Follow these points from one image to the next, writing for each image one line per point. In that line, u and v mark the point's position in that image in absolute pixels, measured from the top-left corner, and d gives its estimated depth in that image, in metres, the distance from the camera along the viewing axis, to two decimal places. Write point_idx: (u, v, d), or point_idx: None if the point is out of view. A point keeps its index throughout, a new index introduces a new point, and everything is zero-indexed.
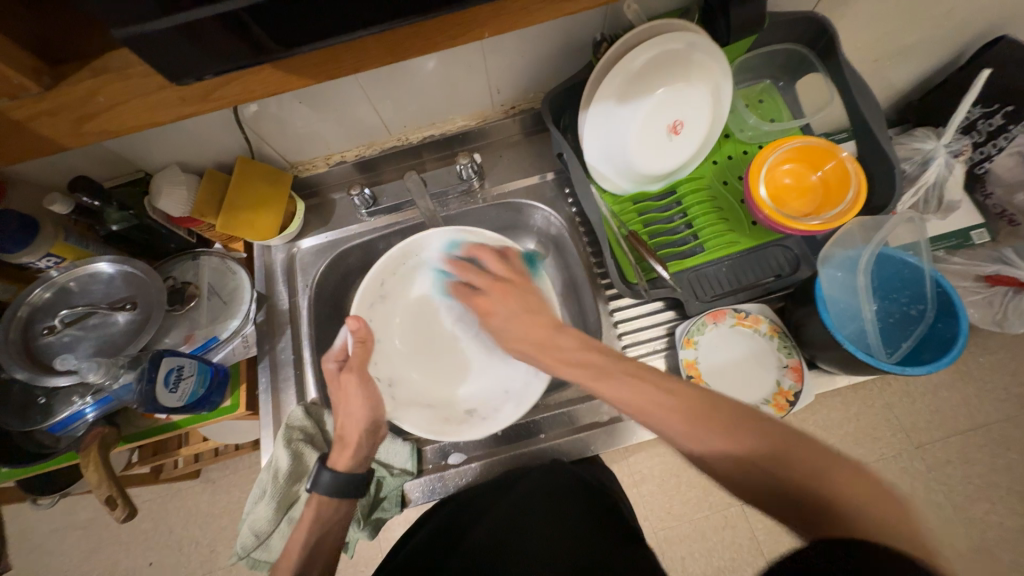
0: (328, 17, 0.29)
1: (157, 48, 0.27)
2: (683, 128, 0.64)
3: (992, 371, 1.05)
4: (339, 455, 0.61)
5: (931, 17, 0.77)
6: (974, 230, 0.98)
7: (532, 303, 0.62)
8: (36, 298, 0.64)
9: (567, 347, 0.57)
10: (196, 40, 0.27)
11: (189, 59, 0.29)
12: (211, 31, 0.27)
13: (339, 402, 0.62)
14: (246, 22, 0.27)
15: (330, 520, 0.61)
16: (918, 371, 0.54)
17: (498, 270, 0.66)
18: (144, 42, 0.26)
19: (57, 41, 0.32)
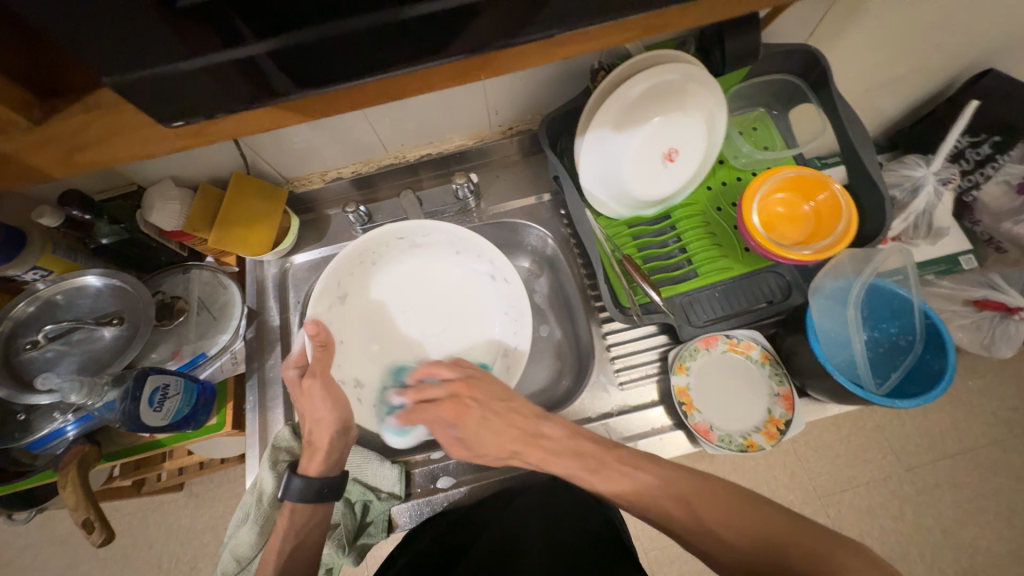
0: (328, 65, 0.28)
1: (161, 87, 0.26)
2: (678, 156, 0.65)
3: (980, 395, 1.06)
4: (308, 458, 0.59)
5: (920, 50, 0.79)
6: (961, 256, 1.00)
7: (500, 393, 0.61)
8: (20, 312, 0.63)
9: (551, 439, 0.58)
10: (187, 84, 0.26)
11: (184, 102, 0.28)
12: (204, 76, 0.27)
13: (303, 405, 0.60)
14: (260, 65, 0.27)
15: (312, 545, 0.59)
16: (908, 404, 0.54)
17: (449, 380, 0.63)
18: (135, 86, 0.26)
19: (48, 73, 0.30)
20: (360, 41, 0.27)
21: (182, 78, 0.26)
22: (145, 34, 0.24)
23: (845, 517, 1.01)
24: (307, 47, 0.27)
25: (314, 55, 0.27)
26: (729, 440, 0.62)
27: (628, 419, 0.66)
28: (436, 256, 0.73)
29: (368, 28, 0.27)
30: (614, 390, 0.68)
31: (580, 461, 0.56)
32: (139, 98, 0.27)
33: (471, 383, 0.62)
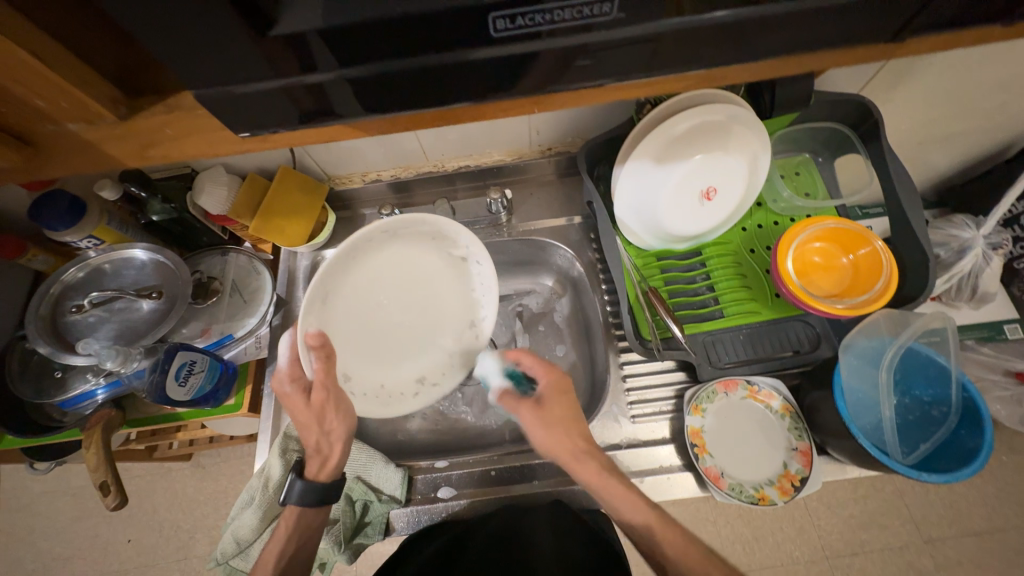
0: (392, 94, 0.30)
1: (237, 100, 0.28)
2: (716, 194, 0.65)
3: (1015, 473, 1.00)
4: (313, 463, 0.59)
5: (980, 110, 0.77)
6: (1006, 324, 0.94)
7: (566, 406, 0.62)
8: (71, 276, 0.68)
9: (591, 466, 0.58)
10: (269, 101, 0.29)
11: (260, 114, 0.30)
12: (280, 95, 0.29)
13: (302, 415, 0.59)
14: (329, 91, 0.29)
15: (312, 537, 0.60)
16: (936, 480, 0.51)
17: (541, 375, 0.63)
18: (221, 98, 0.28)
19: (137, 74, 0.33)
20: (426, 76, 0.29)
21: (263, 96, 0.28)
22: (237, 57, 0.26)
23: None
24: (380, 77, 0.28)
25: (383, 84, 0.29)
26: (739, 490, 0.60)
27: (636, 454, 0.65)
28: (409, 241, 0.67)
29: (437, 65, 0.28)
30: (625, 423, 0.67)
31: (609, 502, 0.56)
32: (217, 106, 0.29)
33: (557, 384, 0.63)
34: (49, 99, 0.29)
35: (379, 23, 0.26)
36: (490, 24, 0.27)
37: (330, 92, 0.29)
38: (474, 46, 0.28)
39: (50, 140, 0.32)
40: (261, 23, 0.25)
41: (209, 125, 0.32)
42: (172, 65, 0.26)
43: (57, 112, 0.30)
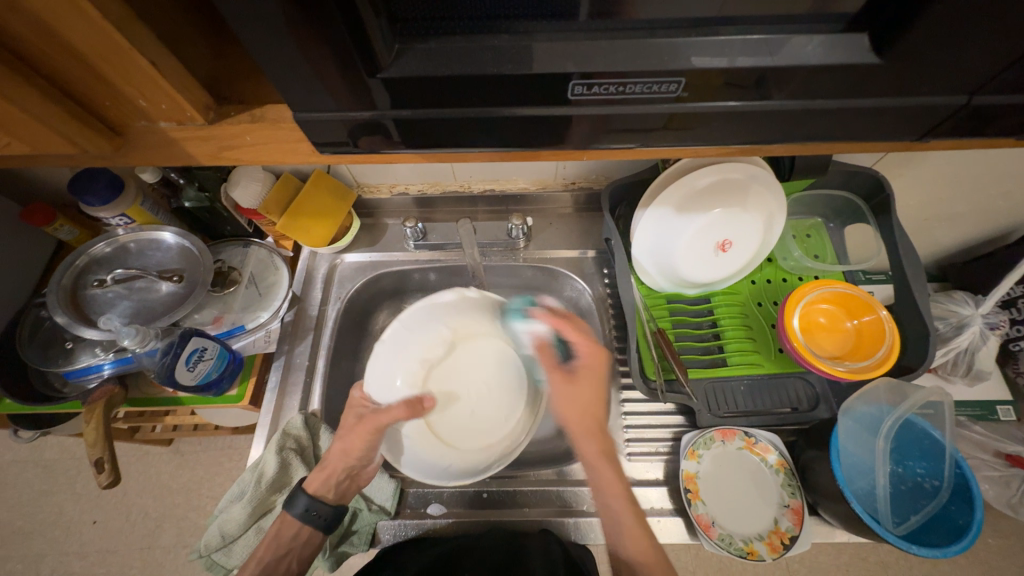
0: (458, 132, 0.32)
1: (322, 124, 0.31)
2: (730, 248, 0.67)
3: (1000, 556, 0.99)
4: (326, 486, 0.59)
5: (986, 195, 0.80)
6: (999, 405, 0.93)
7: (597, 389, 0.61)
8: (98, 250, 0.69)
9: (598, 443, 0.59)
10: (332, 129, 0.32)
11: (332, 137, 0.32)
12: (346, 125, 0.31)
13: (350, 443, 0.58)
14: (403, 129, 0.32)
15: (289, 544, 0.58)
16: (923, 552, 0.52)
17: (585, 346, 0.62)
18: (306, 121, 0.31)
19: (225, 82, 0.35)
20: (492, 120, 0.31)
21: (337, 124, 0.31)
22: (330, 88, 0.29)
23: None
24: (433, 121, 0.31)
25: (456, 124, 0.32)
26: (729, 541, 0.60)
27: None
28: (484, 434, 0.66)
29: (491, 117, 0.31)
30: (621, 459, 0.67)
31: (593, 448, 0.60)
32: (301, 122, 0.31)
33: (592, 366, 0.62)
34: (152, 100, 0.31)
35: (463, 78, 0.29)
36: (570, 90, 0.30)
37: (383, 128, 0.32)
38: (525, 106, 0.31)
39: (137, 133, 0.34)
40: (371, 68, 0.28)
41: (284, 136, 0.34)
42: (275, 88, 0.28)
43: (154, 111, 0.32)
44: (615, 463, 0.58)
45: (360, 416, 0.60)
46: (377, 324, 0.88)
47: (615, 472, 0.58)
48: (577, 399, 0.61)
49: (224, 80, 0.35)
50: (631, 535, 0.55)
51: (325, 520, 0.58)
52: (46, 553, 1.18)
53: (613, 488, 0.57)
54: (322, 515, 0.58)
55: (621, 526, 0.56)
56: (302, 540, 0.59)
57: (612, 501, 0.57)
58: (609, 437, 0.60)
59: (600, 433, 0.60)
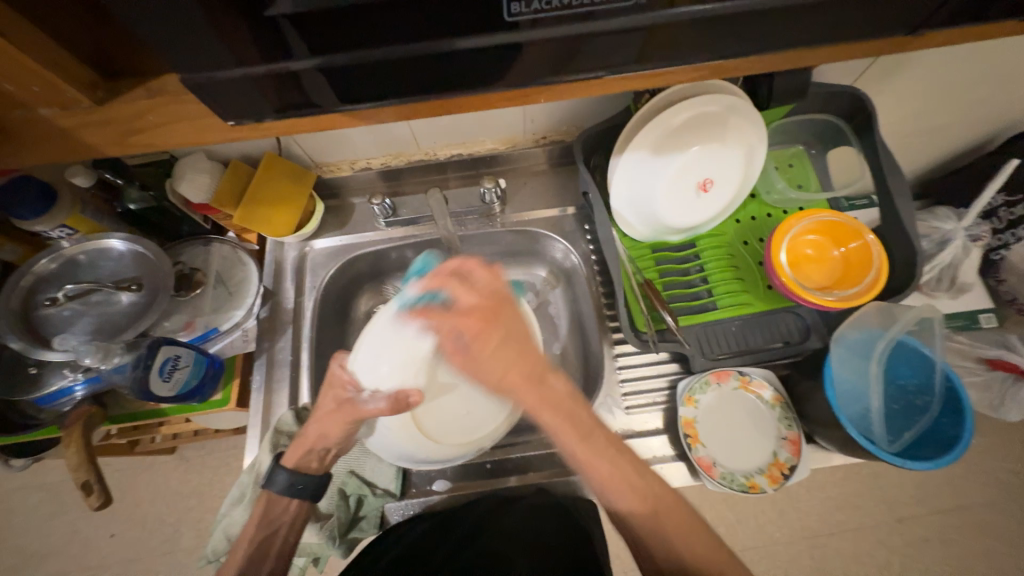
0: (382, 81, 0.29)
1: (225, 90, 0.27)
2: (712, 186, 0.65)
3: (983, 455, 1.04)
4: (307, 459, 0.58)
5: (968, 103, 0.78)
6: (981, 313, 0.94)
7: (522, 325, 0.47)
8: (42, 267, 0.64)
9: (553, 394, 0.46)
10: (254, 90, 0.28)
11: (261, 98, 0.28)
12: (275, 82, 0.28)
13: (327, 428, 0.57)
14: (314, 78, 0.28)
15: (281, 520, 0.58)
16: (918, 467, 0.53)
17: (471, 298, 0.47)
18: (213, 84, 0.27)
19: (117, 56, 0.30)
20: (424, 63, 0.28)
21: (262, 82, 0.27)
22: (246, 36, 0.25)
23: (831, 561, 1.00)
24: (364, 68, 0.28)
25: (390, 71, 0.28)
26: (731, 479, 0.61)
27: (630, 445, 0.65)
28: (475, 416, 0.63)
29: (428, 55, 0.28)
30: (620, 414, 0.67)
31: (569, 428, 0.46)
32: (207, 90, 0.27)
33: (490, 311, 0.46)
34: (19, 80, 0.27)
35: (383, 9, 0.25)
36: (507, 9, 0.26)
37: (314, 82, 0.28)
38: (463, 37, 0.27)
39: (19, 125, 0.30)
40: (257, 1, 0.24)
41: (195, 110, 0.30)
42: (165, 46, 0.24)
43: (27, 95, 0.28)
44: (580, 409, 0.47)
45: (340, 403, 0.56)
46: (359, 309, 0.85)
47: (578, 415, 0.47)
48: (501, 345, 0.46)
49: (117, 55, 0.31)
50: (616, 481, 0.46)
51: (312, 491, 0.58)
52: (68, 570, 1.19)
53: (580, 439, 0.46)
54: (306, 487, 0.57)
55: (606, 472, 0.46)
56: (293, 513, 0.58)
57: (582, 452, 0.46)
58: (564, 385, 0.47)
59: (547, 381, 0.46)
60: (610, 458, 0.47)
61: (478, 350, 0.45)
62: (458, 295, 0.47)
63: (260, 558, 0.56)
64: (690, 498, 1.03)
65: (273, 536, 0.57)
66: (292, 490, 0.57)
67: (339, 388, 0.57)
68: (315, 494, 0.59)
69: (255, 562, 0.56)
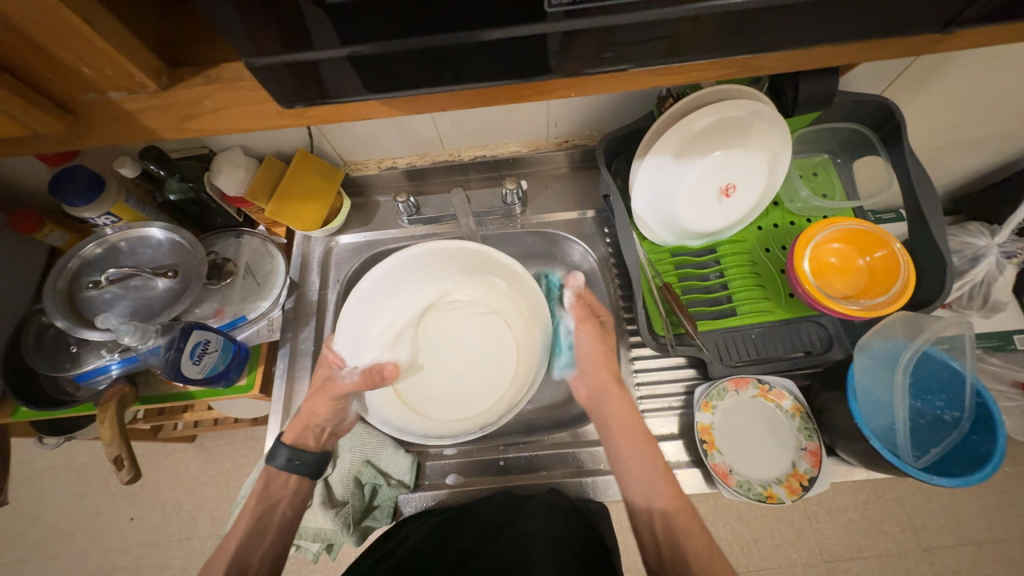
0: (411, 67, 0.30)
1: (271, 74, 0.29)
2: (734, 192, 0.65)
3: (1018, 485, 1.00)
4: (304, 436, 0.62)
5: (1003, 116, 0.76)
6: (1015, 334, 0.90)
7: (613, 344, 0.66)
8: (89, 252, 0.68)
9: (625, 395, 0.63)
10: (296, 78, 0.29)
11: (282, 88, 0.30)
12: (294, 70, 0.29)
13: (314, 406, 0.62)
14: (346, 67, 0.29)
15: (281, 494, 0.61)
16: (944, 484, 0.51)
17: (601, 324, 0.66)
18: (259, 70, 0.29)
19: (179, 48, 0.33)
20: (454, 53, 0.29)
21: (282, 72, 0.29)
22: (292, 24, 0.27)
23: None
24: (392, 56, 0.29)
25: (422, 60, 0.29)
26: (747, 487, 0.60)
27: None
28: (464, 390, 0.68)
29: (458, 45, 0.29)
30: None
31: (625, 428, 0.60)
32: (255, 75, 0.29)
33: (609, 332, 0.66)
34: (92, 64, 0.29)
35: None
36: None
37: (337, 71, 0.30)
38: (497, 26, 0.28)
39: (89, 108, 0.32)
40: None
41: (246, 95, 0.32)
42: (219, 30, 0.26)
43: (100, 80, 0.30)
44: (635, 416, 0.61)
45: (323, 379, 0.63)
46: None
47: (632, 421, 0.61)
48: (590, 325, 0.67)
49: (177, 47, 0.33)
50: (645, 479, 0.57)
51: (310, 467, 0.61)
52: (91, 550, 1.23)
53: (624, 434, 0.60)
54: (304, 463, 0.60)
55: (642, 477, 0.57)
56: (293, 489, 0.61)
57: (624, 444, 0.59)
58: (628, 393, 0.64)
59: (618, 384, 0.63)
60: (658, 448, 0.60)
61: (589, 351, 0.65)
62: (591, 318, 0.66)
63: (258, 532, 0.58)
64: (705, 512, 1.01)
65: (272, 508, 0.59)
66: (290, 465, 0.60)
67: (326, 367, 0.65)
68: None
69: (256, 534, 0.58)
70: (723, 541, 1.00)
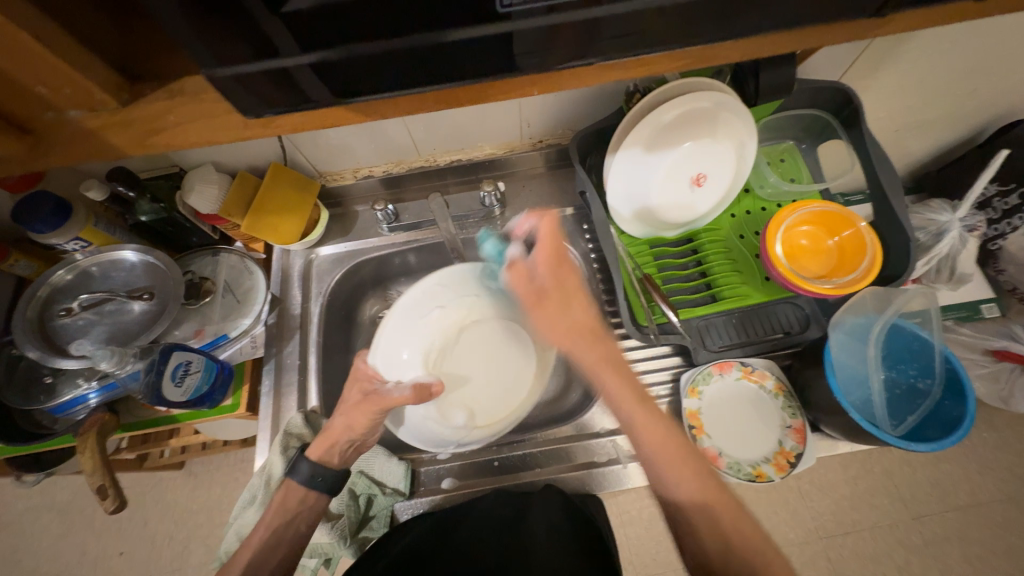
0: (372, 70, 0.30)
1: (232, 85, 0.29)
2: (705, 181, 0.66)
3: (995, 448, 1.04)
4: (329, 452, 0.59)
5: (953, 96, 0.79)
6: (982, 304, 0.97)
7: (567, 302, 0.56)
8: (59, 279, 0.66)
9: (607, 348, 0.55)
10: (256, 87, 0.30)
11: (242, 99, 0.30)
12: (256, 79, 0.29)
13: (353, 420, 0.57)
14: (304, 75, 0.30)
15: (300, 509, 0.59)
16: (922, 449, 0.53)
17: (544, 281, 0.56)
18: (221, 82, 0.29)
19: (140, 62, 0.33)
20: (416, 56, 0.30)
21: (241, 82, 0.29)
22: (252, 34, 0.27)
23: (847, 562, 0.99)
24: (350, 59, 0.29)
25: (382, 63, 0.30)
26: (737, 468, 0.61)
27: None
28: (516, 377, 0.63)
29: (419, 48, 0.29)
30: None
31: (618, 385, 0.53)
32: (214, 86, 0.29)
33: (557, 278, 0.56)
34: (50, 84, 0.29)
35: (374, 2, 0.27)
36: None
37: (304, 79, 0.30)
38: (457, 29, 0.29)
39: (51, 129, 0.32)
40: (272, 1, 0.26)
41: (211, 108, 0.32)
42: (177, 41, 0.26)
43: (60, 99, 0.30)
44: (627, 375, 0.54)
45: (364, 393, 0.58)
46: (364, 314, 0.87)
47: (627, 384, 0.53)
48: (569, 300, 0.56)
49: (136, 66, 0.33)
50: (662, 453, 0.50)
51: (328, 484, 0.59)
52: None
53: (632, 400, 0.52)
54: (324, 480, 0.58)
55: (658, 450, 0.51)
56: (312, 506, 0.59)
57: (636, 411, 0.52)
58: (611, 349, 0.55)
59: (600, 340, 0.55)
60: (685, 449, 0.50)
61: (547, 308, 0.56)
62: (540, 275, 0.57)
63: (273, 547, 0.56)
64: None
65: (288, 525, 0.57)
66: (312, 482, 0.58)
67: (365, 381, 0.60)
68: (333, 491, 0.59)
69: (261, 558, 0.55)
70: None
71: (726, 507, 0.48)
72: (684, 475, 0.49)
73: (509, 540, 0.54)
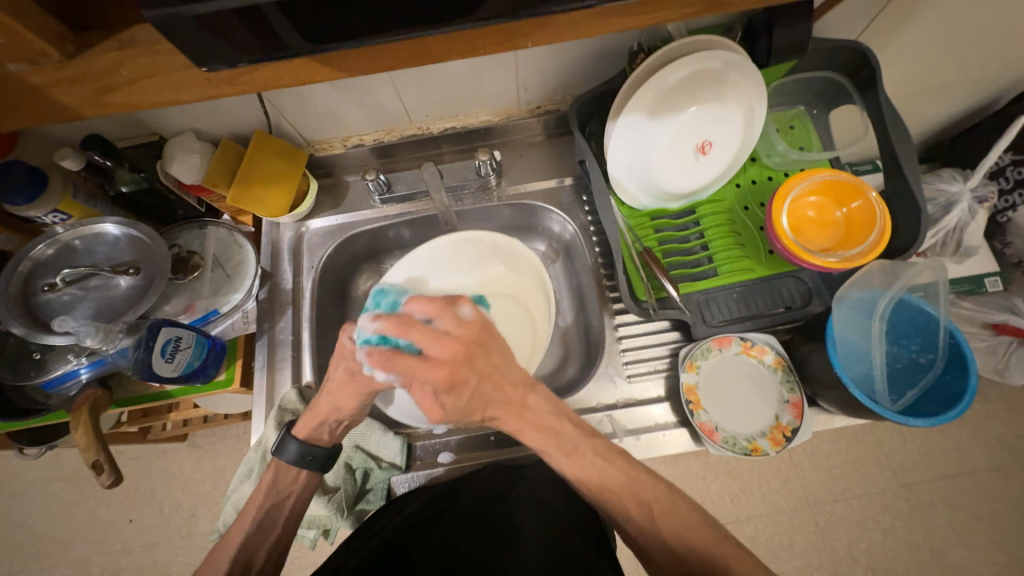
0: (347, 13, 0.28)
1: (190, 31, 0.26)
2: (711, 149, 0.63)
3: (986, 420, 1.05)
4: (318, 431, 0.59)
5: (976, 58, 0.75)
6: (987, 277, 0.94)
7: (500, 362, 0.50)
8: (39, 253, 0.64)
9: (537, 411, 0.51)
10: (216, 33, 0.27)
11: (202, 47, 0.27)
12: (215, 24, 0.26)
13: (341, 400, 0.56)
14: (271, 16, 0.27)
15: (290, 489, 0.59)
16: (921, 424, 0.53)
17: (453, 327, 0.50)
18: (176, 27, 0.26)
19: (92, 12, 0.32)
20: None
21: (199, 27, 0.26)
22: None
23: (835, 528, 1.01)
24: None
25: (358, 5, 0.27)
26: (733, 442, 0.61)
27: (632, 413, 0.66)
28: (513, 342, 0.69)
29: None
30: (622, 382, 0.67)
31: (555, 442, 0.50)
32: (170, 33, 0.26)
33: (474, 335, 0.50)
34: None
35: None
36: None
37: (272, 22, 0.27)
38: None
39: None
40: None
41: (166, 62, 0.31)
42: None
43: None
44: (563, 425, 0.51)
45: (351, 374, 0.56)
46: (358, 289, 0.85)
47: (564, 430, 0.51)
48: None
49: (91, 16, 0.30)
50: (602, 482, 0.50)
51: (320, 464, 0.59)
52: (91, 555, 1.22)
53: (563, 453, 0.50)
54: (316, 458, 0.58)
55: (596, 481, 0.50)
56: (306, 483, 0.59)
57: (569, 463, 0.50)
58: (542, 403, 0.51)
59: (530, 400, 0.51)
60: (639, 484, 0.50)
61: (463, 384, 0.48)
62: (441, 322, 0.50)
63: (266, 529, 0.56)
64: (695, 469, 1.04)
65: (281, 503, 0.58)
66: (302, 461, 0.58)
67: (348, 361, 0.57)
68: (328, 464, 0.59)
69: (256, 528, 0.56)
70: (714, 493, 1.04)
71: (658, 500, 0.50)
72: (638, 504, 0.49)
73: (502, 515, 0.54)
